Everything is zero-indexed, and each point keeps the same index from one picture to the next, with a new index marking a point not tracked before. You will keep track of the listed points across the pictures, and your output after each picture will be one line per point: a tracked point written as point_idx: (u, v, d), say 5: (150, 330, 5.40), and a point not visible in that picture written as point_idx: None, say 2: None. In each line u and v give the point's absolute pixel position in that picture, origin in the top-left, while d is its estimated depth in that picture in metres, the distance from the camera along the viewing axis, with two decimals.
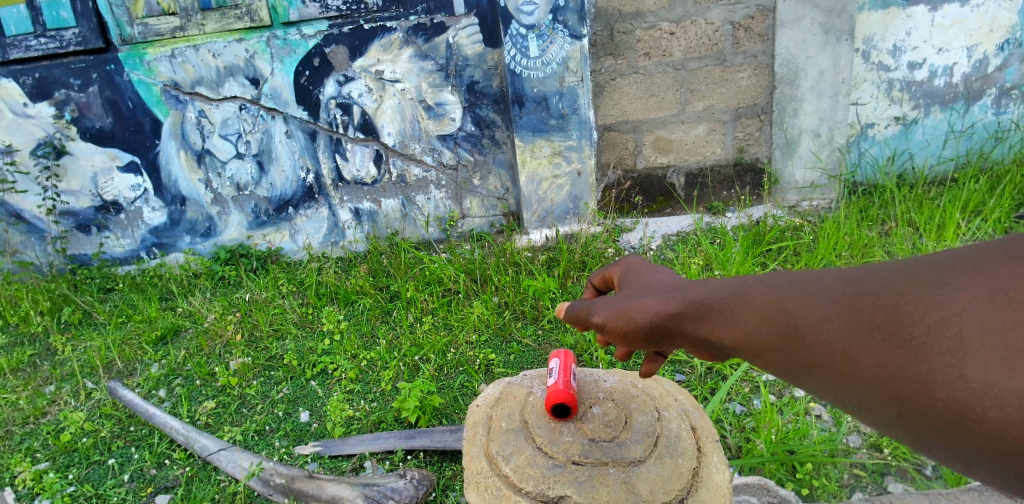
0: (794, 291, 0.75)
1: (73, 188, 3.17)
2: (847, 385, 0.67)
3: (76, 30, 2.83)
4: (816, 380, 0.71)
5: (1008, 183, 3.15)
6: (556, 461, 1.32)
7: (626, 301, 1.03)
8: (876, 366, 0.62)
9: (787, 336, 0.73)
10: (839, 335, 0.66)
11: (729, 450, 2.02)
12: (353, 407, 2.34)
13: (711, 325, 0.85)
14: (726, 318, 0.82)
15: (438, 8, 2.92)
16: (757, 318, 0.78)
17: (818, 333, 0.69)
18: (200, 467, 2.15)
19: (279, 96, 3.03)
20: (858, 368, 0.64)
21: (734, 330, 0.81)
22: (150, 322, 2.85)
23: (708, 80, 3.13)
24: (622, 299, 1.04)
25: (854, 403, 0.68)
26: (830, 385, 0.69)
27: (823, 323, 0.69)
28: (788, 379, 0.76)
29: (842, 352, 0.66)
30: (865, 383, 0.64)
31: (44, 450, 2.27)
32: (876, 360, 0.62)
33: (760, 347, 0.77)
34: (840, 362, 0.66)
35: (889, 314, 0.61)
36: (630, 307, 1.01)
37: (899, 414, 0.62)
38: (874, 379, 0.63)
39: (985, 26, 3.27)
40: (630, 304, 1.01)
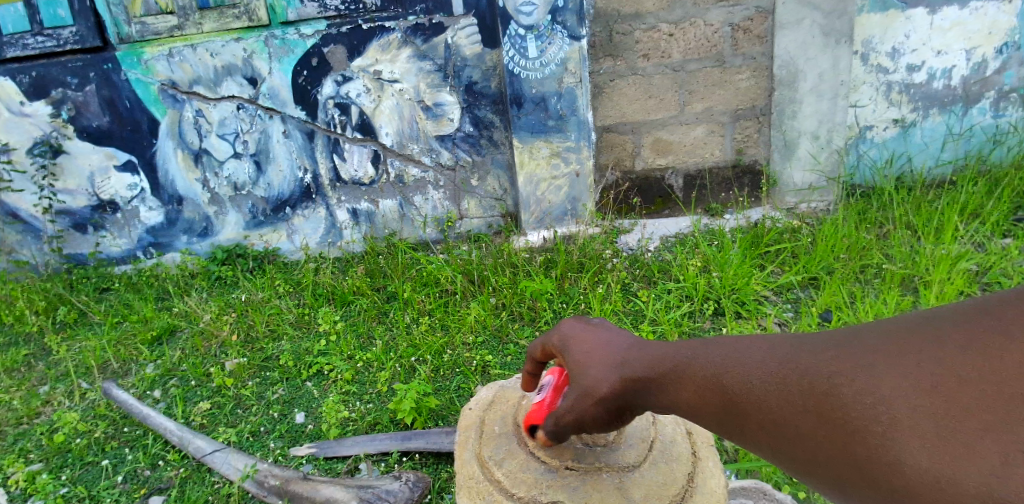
0: (745, 353, 0.74)
1: (70, 187, 3.15)
2: (790, 442, 0.64)
3: (74, 28, 2.82)
4: (762, 441, 0.69)
5: (1007, 186, 3.14)
6: (548, 467, 1.31)
7: (577, 404, 0.97)
8: (820, 422, 0.60)
9: (733, 400, 0.72)
10: (789, 393, 0.65)
11: (725, 452, 2.01)
12: (349, 409, 2.32)
13: (667, 405, 0.85)
14: (677, 393, 0.82)
15: (437, 8, 2.92)
16: (700, 389, 0.78)
17: (765, 395, 0.68)
18: (195, 469, 2.14)
19: (277, 96, 3.02)
20: (804, 423, 0.62)
21: (687, 405, 0.80)
22: (146, 322, 2.83)
23: (708, 81, 3.13)
24: (572, 405, 0.98)
25: (791, 462, 0.66)
26: (773, 443, 0.67)
27: (770, 387, 0.67)
28: (752, 426, 0.70)
29: (789, 409, 0.64)
30: (808, 440, 0.62)
31: (38, 450, 2.25)
32: (820, 414, 0.60)
33: (711, 417, 0.77)
34: (785, 419, 0.65)
35: (843, 371, 0.59)
36: (585, 413, 0.96)
37: (834, 474, 0.60)
38: (818, 434, 0.60)
39: (984, 28, 3.27)
40: (585, 408, 0.96)
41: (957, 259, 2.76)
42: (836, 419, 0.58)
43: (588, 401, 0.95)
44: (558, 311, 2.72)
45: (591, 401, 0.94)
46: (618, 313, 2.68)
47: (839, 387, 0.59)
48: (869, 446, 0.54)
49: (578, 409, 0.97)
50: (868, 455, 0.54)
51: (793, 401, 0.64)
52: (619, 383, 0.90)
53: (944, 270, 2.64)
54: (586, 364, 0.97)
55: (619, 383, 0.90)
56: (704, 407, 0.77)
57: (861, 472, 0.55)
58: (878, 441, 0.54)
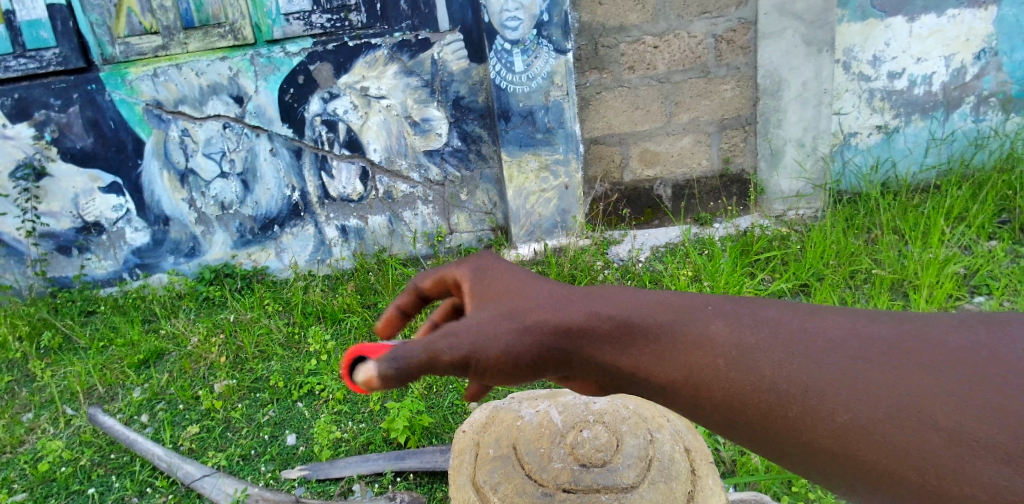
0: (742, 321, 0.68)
1: (54, 210, 3.10)
2: (773, 428, 0.62)
3: (57, 50, 2.79)
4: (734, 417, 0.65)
5: (990, 189, 3.18)
6: (545, 490, 1.29)
7: (494, 330, 0.75)
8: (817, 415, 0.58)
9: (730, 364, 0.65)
10: (790, 379, 0.61)
11: (722, 464, 2.00)
12: (341, 429, 2.28)
13: (617, 355, 0.73)
14: (648, 351, 0.71)
15: (423, 24, 2.94)
16: (689, 344, 0.69)
17: (765, 374, 0.63)
18: (183, 495, 2.08)
19: (264, 114, 3.00)
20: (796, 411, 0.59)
21: (656, 367, 0.70)
22: (132, 346, 2.77)
23: (693, 92, 3.15)
24: (483, 331, 0.74)
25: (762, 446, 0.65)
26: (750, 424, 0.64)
27: (767, 364, 0.63)
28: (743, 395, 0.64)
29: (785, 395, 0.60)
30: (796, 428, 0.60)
31: (21, 480, 2.19)
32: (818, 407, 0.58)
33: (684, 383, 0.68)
34: (781, 405, 0.61)
35: (844, 363, 0.58)
36: (499, 345, 0.74)
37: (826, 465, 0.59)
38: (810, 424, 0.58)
39: (962, 35, 3.33)
40: (504, 342, 0.74)
41: (945, 263, 2.77)
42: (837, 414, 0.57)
43: (514, 327, 0.75)
44: None
45: (519, 332, 0.75)
46: None
47: (841, 378, 0.58)
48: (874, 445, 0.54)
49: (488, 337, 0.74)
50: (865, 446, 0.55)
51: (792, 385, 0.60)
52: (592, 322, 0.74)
53: (933, 274, 2.65)
54: (512, 291, 0.79)
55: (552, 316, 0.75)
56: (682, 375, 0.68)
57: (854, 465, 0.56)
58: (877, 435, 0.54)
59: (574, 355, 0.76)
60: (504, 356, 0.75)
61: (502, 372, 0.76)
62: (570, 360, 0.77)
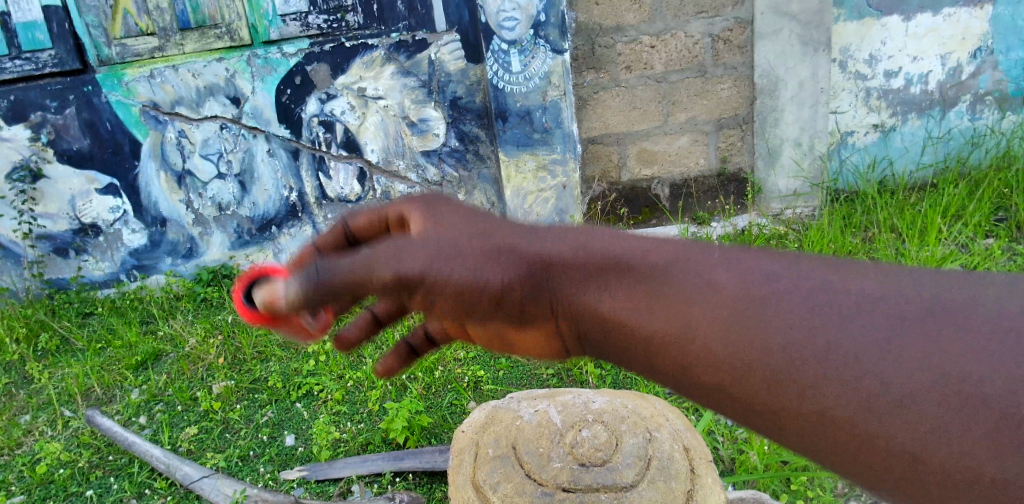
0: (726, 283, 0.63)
1: (50, 211, 3.09)
2: (772, 393, 0.57)
3: (53, 51, 2.78)
4: (728, 375, 0.60)
5: (986, 187, 3.19)
6: (545, 489, 1.29)
7: (457, 251, 0.74)
8: (841, 391, 0.52)
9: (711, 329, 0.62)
10: (797, 345, 0.56)
11: (721, 462, 2.01)
12: (340, 430, 2.28)
13: (587, 289, 0.71)
14: (628, 290, 0.69)
15: (420, 25, 2.94)
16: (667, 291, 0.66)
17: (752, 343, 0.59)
18: (182, 496, 2.08)
19: (261, 115, 3.00)
20: (813, 380, 0.54)
21: (634, 308, 0.68)
22: (130, 348, 2.77)
23: (690, 91, 3.16)
24: (436, 254, 0.73)
25: (754, 414, 0.60)
26: (749, 386, 0.59)
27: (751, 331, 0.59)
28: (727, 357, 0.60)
29: (805, 359, 0.55)
30: (807, 398, 0.54)
31: (18, 482, 2.18)
32: (845, 383, 0.52)
33: (676, 328, 0.64)
34: (779, 377, 0.57)
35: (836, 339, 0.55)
36: (465, 268, 0.73)
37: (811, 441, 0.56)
38: (830, 398, 0.53)
39: (958, 34, 3.34)
40: (460, 266, 0.73)
41: (941, 261, 2.78)
42: (867, 394, 0.51)
43: (485, 250, 0.74)
44: None
45: (478, 260, 0.73)
46: None
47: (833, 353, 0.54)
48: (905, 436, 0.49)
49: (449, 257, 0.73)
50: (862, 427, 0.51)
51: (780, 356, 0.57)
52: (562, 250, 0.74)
53: None
54: (476, 218, 0.78)
55: (517, 246, 0.74)
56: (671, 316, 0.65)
57: (870, 452, 0.51)
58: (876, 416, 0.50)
59: (536, 289, 0.74)
60: (457, 283, 0.74)
61: (453, 300, 0.75)
62: (532, 296, 0.75)
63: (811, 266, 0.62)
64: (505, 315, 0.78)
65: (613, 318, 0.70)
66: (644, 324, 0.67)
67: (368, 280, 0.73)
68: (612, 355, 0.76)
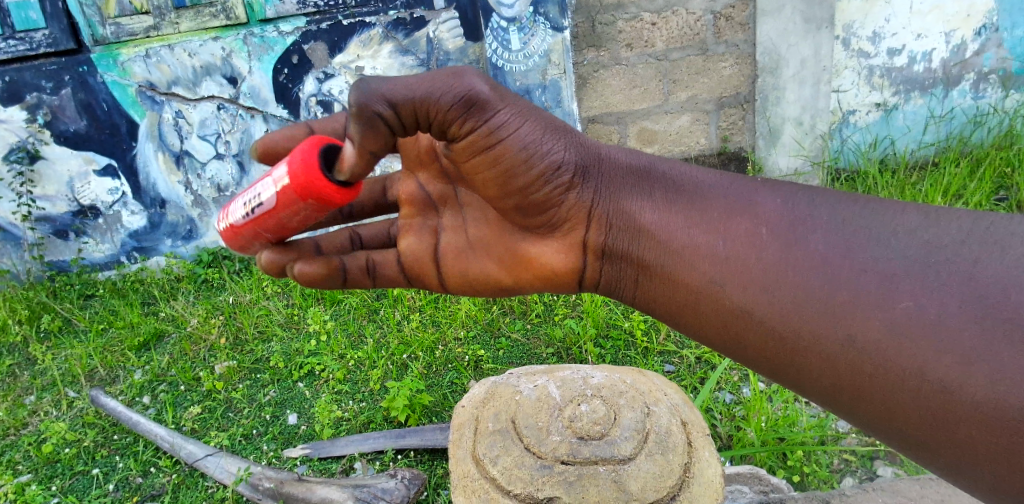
0: (765, 255, 0.82)
1: (49, 193, 3.07)
2: (805, 330, 0.75)
3: (47, 31, 2.75)
4: (766, 306, 0.80)
5: (988, 167, 3.18)
6: (544, 462, 1.32)
7: (538, 125, 1.00)
8: (868, 343, 0.69)
9: (750, 280, 0.82)
10: (823, 306, 0.74)
11: (719, 439, 2.04)
12: (342, 408, 2.31)
13: (617, 187, 1.03)
14: (675, 207, 0.96)
15: (418, 2, 2.90)
16: (702, 215, 0.92)
17: (784, 300, 0.78)
18: (187, 474, 2.11)
19: (258, 95, 2.98)
20: (844, 327, 0.71)
21: (678, 223, 0.94)
22: (132, 328, 2.79)
23: (691, 70, 3.13)
24: (519, 112, 0.98)
25: (773, 344, 0.80)
26: (782, 315, 0.78)
27: (786, 289, 0.78)
28: (757, 302, 0.81)
29: (844, 315, 0.72)
30: (833, 339, 0.72)
31: (25, 461, 2.20)
32: (876, 345, 0.68)
33: (729, 258, 0.86)
34: (805, 325, 0.75)
35: (857, 308, 0.71)
36: (538, 138, 1.00)
37: (819, 376, 0.75)
38: (860, 351, 0.70)
39: (963, 10, 3.29)
40: (531, 128, 0.99)
41: None
42: (893, 355, 0.67)
43: (563, 136, 1.03)
44: (549, 303, 2.70)
45: (548, 138, 1.01)
46: (609, 303, 2.64)
47: (852, 311, 0.71)
48: (907, 391, 0.66)
49: (519, 118, 0.98)
50: (868, 368, 0.69)
51: (803, 307, 0.76)
52: (619, 156, 1.06)
53: None
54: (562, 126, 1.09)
55: (581, 145, 1.05)
56: (731, 245, 0.86)
57: (873, 396, 0.69)
58: (884, 362, 0.68)
59: (583, 179, 1.03)
60: (525, 144, 0.99)
61: (512, 161, 1.00)
62: (578, 183, 1.03)
63: (836, 247, 0.76)
64: (539, 196, 1.03)
65: (653, 224, 0.97)
66: (704, 250, 0.89)
67: (439, 90, 0.92)
68: (624, 254, 1.02)
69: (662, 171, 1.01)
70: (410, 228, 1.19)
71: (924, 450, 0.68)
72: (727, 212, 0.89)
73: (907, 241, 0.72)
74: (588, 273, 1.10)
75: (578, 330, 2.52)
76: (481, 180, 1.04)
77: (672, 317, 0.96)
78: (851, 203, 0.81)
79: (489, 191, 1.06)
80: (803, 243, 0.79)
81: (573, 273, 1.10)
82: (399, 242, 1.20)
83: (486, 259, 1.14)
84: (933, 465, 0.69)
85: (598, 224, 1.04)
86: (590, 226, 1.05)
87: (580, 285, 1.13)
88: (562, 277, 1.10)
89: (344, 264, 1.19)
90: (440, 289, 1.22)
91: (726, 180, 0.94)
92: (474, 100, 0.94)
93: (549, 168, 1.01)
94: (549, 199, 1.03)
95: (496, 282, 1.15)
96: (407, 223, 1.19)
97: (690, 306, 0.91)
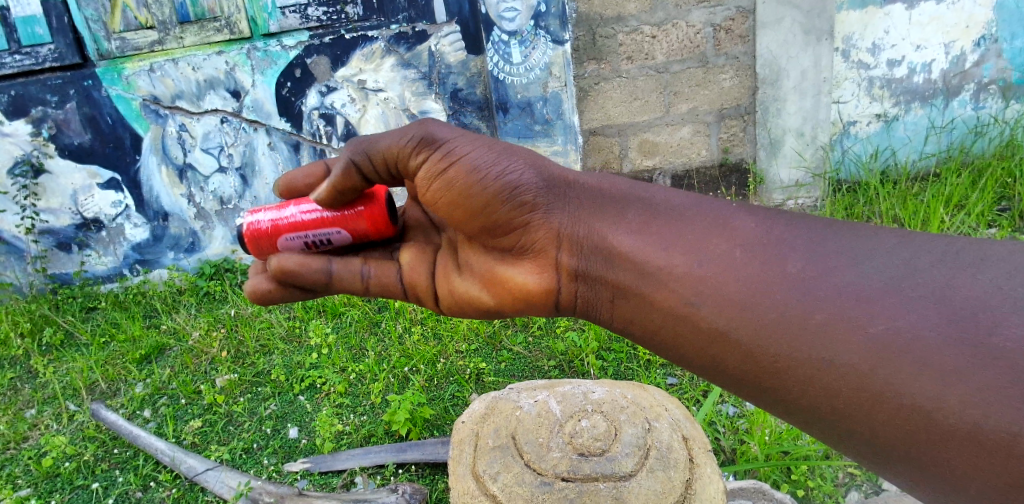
0: (741, 273, 0.83)
1: (53, 206, 3.09)
2: (783, 351, 0.76)
3: (53, 46, 2.78)
4: (745, 327, 0.80)
5: (990, 177, 3.17)
6: (544, 479, 1.30)
7: (490, 154, 1.12)
8: (853, 363, 0.68)
9: (726, 299, 0.83)
10: (798, 324, 0.75)
11: (723, 453, 2.02)
12: (342, 422, 2.29)
13: (586, 208, 1.07)
14: (652, 229, 0.97)
15: (419, 16, 2.94)
16: (678, 238, 0.93)
17: (758, 321, 0.79)
18: (187, 488, 2.09)
19: (261, 108, 3.00)
20: (823, 347, 0.71)
21: (652, 245, 0.95)
22: (134, 342, 2.78)
23: (692, 82, 3.14)
24: (468, 144, 1.13)
25: (751, 364, 0.80)
26: (759, 335, 0.78)
27: (758, 309, 0.79)
28: (733, 322, 0.81)
29: (826, 336, 0.72)
30: (807, 359, 0.73)
31: (25, 475, 2.19)
32: (855, 367, 0.68)
33: (707, 277, 0.86)
34: (779, 344, 0.76)
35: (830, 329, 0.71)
36: (489, 164, 1.11)
37: (796, 396, 0.75)
38: (834, 370, 0.70)
39: (961, 22, 3.31)
40: (481, 157, 1.12)
41: None
42: (883, 375, 0.66)
43: (526, 163, 1.12)
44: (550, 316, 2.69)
45: (506, 163, 1.11)
46: None
47: (822, 331, 0.72)
48: (891, 410, 0.65)
49: (465, 149, 1.13)
50: (841, 387, 0.69)
51: (776, 326, 0.77)
52: (591, 179, 1.10)
53: None
54: (535, 154, 1.15)
55: (547, 168, 1.12)
56: (708, 265, 0.87)
57: (852, 417, 0.69)
58: (857, 382, 0.68)
59: (547, 202, 1.10)
60: (472, 170, 1.12)
61: (463, 187, 1.13)
62: (540, 205, 1.10)
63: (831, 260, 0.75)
64: (500, 215, 1.12)
65: (629, 248, 0.99)
66: (680, 271, 0.89)
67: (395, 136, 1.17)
68: (599, 276, 1.04)
69: (639, 195, 1.03)
70: (413, 247, 1.35)
71: (917, 471, 0.65)
72: (710, 233, 0.89)
73: (904, 255, 0.72)
74: (565, 293, 1.13)
75: (579, 343, 2.51)
76: (446, 206, 1.18)
77: (650, 338, 0.97)
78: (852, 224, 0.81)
79: (456, 217, 1.19)
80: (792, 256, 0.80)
81: (547, 292, 1.14)
82: (401, 257, 1.35)
83: (467, 278, 1.25)
84: (931, 489, 0.66)
85: (568, 245, 1.08)
86: (560, 247, 1.10)
87: (558, 306, 1.16)
88: (537, 296, 1.15)
89: (330, 267, 1.29)
90: (437, 307, 1.35)
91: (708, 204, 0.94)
92: (425, 142, 1.15)
93: (506, 187, 1.10)
94: (509, 217, 1.12)
95: (476, 304, 1.24)
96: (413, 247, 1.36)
97: (668, 325, 0.91)
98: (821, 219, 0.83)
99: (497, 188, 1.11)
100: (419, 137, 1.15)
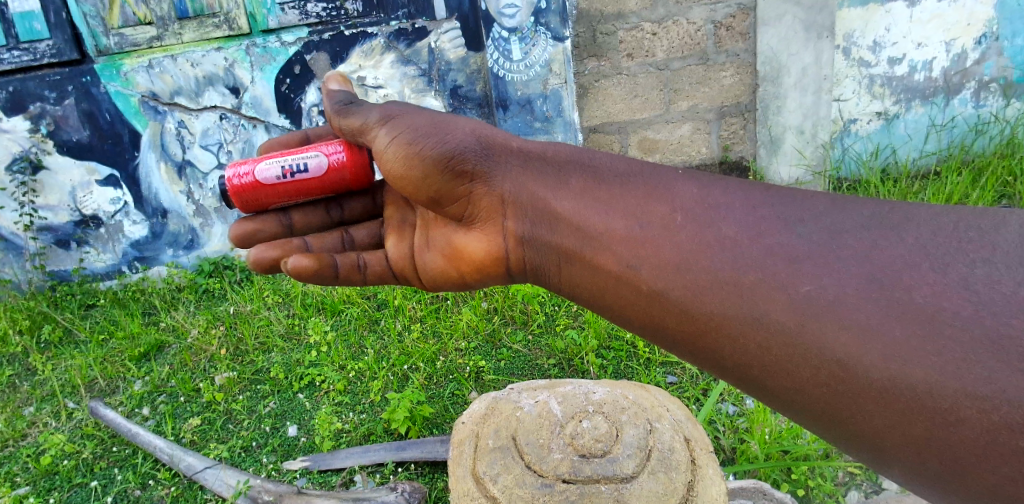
0: (691, 246, 0.84)
1: (52, 203, 3.08)
2: (715, 310, 0.79)
3: (51, 42, 2.76)
4: (681, 288, 0.83)
5: (991, 175, 3.17)
6: (545, 481, 1.30)
7: (427, 127, 1.16)
8: (812, 341, 0.70)
9: (673, 271, 0.85)
10: (757, 301, 0.76)
11: (723, 451, 2.02)
12: (342, 420, 2.29)
13: (528, 174, 1.08)
14: (595, 196, 0.99)
15: (419, 12, 2.93)
16: (621, 207, 0.95)
17: (710, 296, 0.80)
18: (186, 486, 2.09)
19: (260, 105, 2.99)
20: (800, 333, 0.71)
21: (598, 212, 0.97)
22: (133, 339, 2.78)
23: (692, 79, 3.13)
24: (409, 121, 1.19)
25: (716, 341, 0.80)
26: (696, 297, 0.82)
27: (707, 279, 0.81)
28: (688, 294, 0.82)
29: (815, 330, 0.70)
30: (761, 330, 0.75)
31: (24, 473, 2.19)
32: (783, 324, 0.73)
33: (661, 254, 0.87)
34: (733, 314, 0.77)
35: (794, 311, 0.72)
36: (424, 136, 1.15)
37: (764, 372, 0.75)
38: (801, 349, 0.71)
39: (963, 19, 3.30)
40: (420, 130, 1.17)
41: None
42: (814, 336, 0.70)
43: (467, 132, 1.14)
44: (549, 314, 2.69)
45: (443, 133, 1.14)
46: None
47: (775, 302, 0.74)
48: (859, 398, 0.66)
49: (404, 125, 1.19)
50: (803, 361, 0.71)
51: (731, 300, 0.78)
52: (538, 146, 1.10)
53: None
54: (482, 123, 1.16)
55: (488, 135, 1.13)
56: (648, 230, 0.90)
57: (829, 403, 0.69)
58: (819, 356, 0.69)
59: (489, 170, 1.11)
60: (408, 145, 1.17)
61: (403, 161, 1.19)
62: (480, 174, 1.12)
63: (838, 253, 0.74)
64: (440, 185, 1.17)
65: (570, 211, 1.01)
66: (622, 235, 0.92)
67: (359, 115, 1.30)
68: (544, 240, 1.06)
69: (582, 161, 1.04)
70: (393, 230, 1.40)
71: (904, 464, 0.66)
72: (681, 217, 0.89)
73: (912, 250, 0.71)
74: (517, 259, 1.15)
75: (579, 341, 2.50)
76: (397, 180, 1.23)
77: (621, 320, 0.96)
78: (863, 207, 0.78)
79: (407, 189, 1.24)
80: (795, 237, 0.77)
81: (499, 259, 1.17)
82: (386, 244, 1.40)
83: (431, 252, 1.31)
84: (924, 484, 0.66)
85: (514, 212, 1.10)
86: (507, 216, 1.12)
87: (513, 272, 1.19)
88: (489, 264, 1.19)
89: (336, 262, 1.33)
90: (420, 285, 1.40)
91: (707, 184, 0.91)
92: (379, 120, 1.25)
93: (443, 157, 1.13)
94: (451, 187, 1.16)
95: (441, 273, 1.30)
96: (392, 224, 1.41)
97: (631, 301, 0.91)
98: (827, 197, 0.81)
99: (433, 161, 1.15)
100: (376, 118, 1.26)
